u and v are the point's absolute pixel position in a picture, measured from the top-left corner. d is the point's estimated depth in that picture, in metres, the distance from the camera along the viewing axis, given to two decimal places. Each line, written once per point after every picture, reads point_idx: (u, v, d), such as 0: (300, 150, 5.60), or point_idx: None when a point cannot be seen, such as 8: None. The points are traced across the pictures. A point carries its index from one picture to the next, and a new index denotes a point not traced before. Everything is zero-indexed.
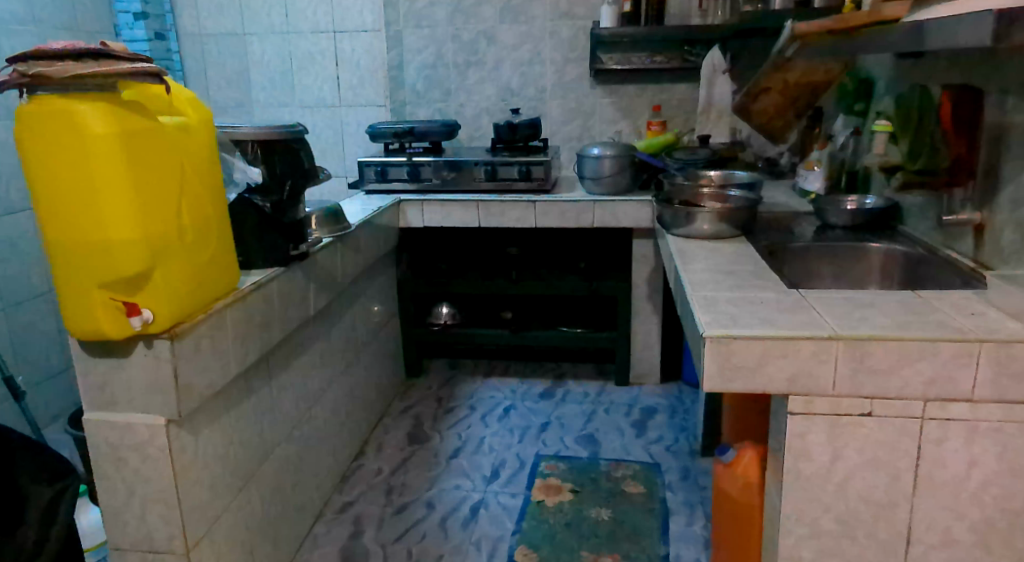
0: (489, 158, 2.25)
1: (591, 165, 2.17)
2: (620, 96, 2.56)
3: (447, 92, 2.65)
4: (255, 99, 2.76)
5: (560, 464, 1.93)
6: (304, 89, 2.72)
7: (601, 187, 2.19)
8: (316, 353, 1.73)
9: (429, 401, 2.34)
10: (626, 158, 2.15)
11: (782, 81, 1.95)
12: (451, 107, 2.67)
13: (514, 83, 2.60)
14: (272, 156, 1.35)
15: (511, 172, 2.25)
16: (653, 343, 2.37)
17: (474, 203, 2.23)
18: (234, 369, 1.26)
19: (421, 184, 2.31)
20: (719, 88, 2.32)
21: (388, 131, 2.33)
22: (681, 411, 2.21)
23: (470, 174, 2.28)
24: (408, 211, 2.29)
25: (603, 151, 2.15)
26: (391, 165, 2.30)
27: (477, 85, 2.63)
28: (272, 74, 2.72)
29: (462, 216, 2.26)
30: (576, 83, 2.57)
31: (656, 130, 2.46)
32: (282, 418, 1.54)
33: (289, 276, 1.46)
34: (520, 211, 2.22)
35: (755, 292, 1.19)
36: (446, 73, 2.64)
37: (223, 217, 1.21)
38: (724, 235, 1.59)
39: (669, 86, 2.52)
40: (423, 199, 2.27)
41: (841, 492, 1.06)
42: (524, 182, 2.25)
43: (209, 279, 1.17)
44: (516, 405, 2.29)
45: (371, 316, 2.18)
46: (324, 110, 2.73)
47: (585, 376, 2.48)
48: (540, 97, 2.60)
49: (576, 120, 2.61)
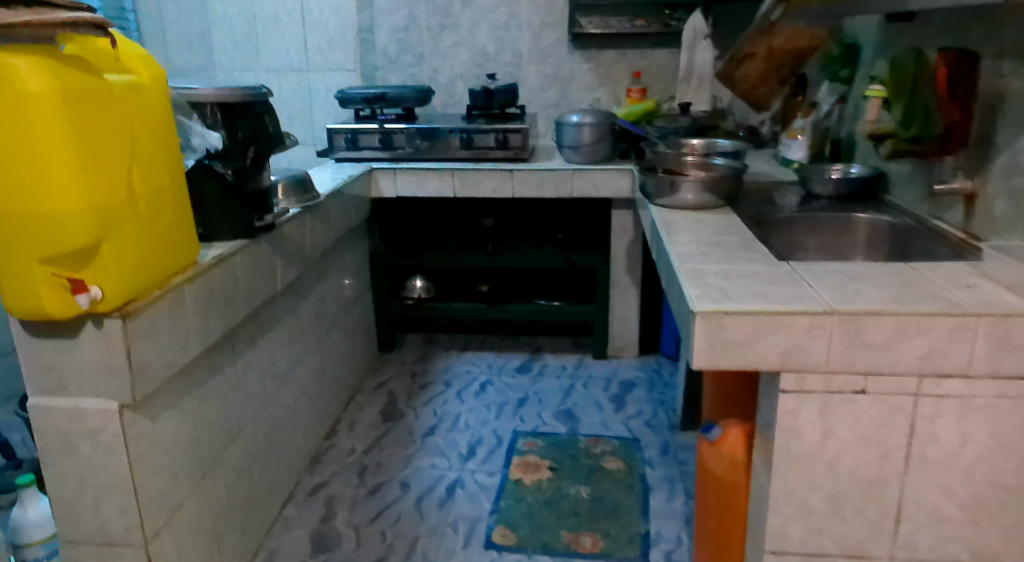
0: (464, 126, 2.16)
1: (570, 132, 2.10)
2: (599, 63, 2.48)
3: (420, 56, 2.55)
4: (217, 63, 2.63)
5: (539, 441, 1.89)
6: (269, 53, 2.59)
7: (581, 156, 2.13)
8: (285, 330, 1.65)
9: (403, 376, 2.28)
10: (608, 125, 2.09)
11: (766, 47, 1.89)
12: (424, 73, 2.57)
13: (489, 48, 2.50)
14: (234, 119, 1.25)
15: (487, 141, 2.17)
16: (631, 315, 2.33)
17: (450, 172, 2.15)
18: (195, 348, 1.19)
19: (393, 152, 2.21)
20: (702, 54, 2.25)
21: (359, 98, 2.23)
22: (661, 384, 2.18)
23: (445, 142, 2.19)
24: (382, 181, 2.19)
25: (583, 118, 2.08)
26: (362, 132, 2.20)
27: (450, 49, 2.53)
28: (235, 37, 2.59)
29: (438, 187, 2.17)
30: (553, 49, 2.48)
31: (637, 97, 2.39)
32: (248, 397, 1.47)
33: (254, 248, 1.38)
34: (496, 180, 2.14)
35: (744, 264, 1.14)
36: (419, 37, 2.53)
37: (182, 185, 1.12)
38: (708, 205, 1.54)
39: (649, 52, 2.45)
40: (396, 168, 2.17)
41: (831, 471, 1.03)
42: (501, 150, 2.18)
43: (166, 253, 1.08)
44: (493, 380, 2.24)
45: (342, 291, 2.10)
46: (291, 75, 2.61)
47: (562, 350, 2.44)
48: (517, 62, 2.51)
49: (554, 86, 2.52)
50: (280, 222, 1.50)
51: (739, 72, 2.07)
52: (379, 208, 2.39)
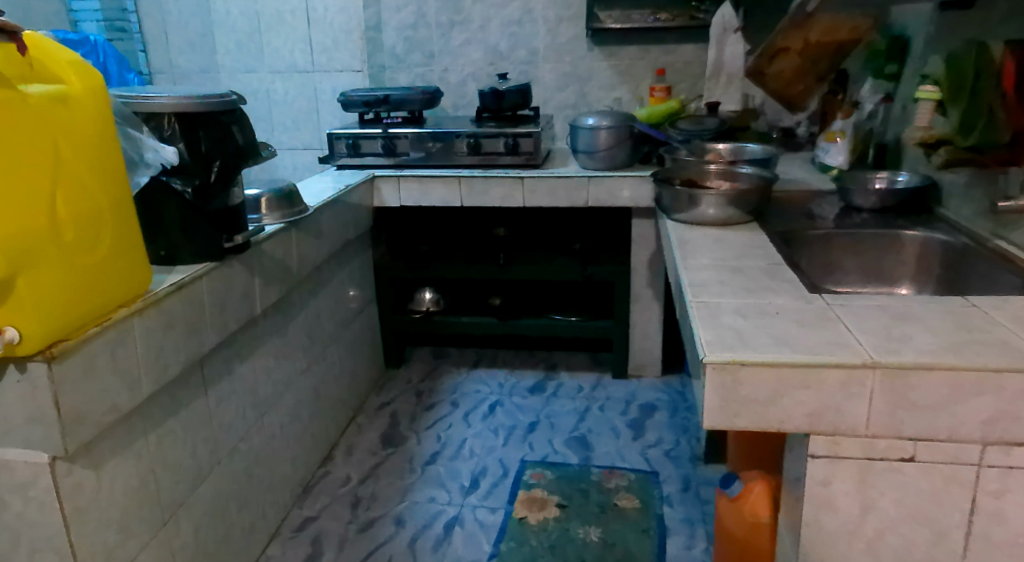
0: (471, 129, 2.02)
1: (586, 137, 1.94)
2: (620, 60, 2.31)
3: (430, 55, 2.41)
4: (221, 64, 2.53)
5: (547, 473, 1.74)
6: (274, 53, 2.49)
7: (596, 162, 1.97)
8: (270, 354, 1.53)
9: (408, 395, 2.15)
10: (625, 129, 1.92)
11: (802, 40, 1.73)
12: (434, 73, 2.43)
13: (502, 45, 2.35)
14: (194, 130, 1.14)
15: (495, 145, 2.02)
16: (653, 332, 2.16)
17: (456, 180, 2.01)
18: (147, 386, 1.07)
19: (397, 159, 2.08)
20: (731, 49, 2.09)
21: (362, 101, 2.11)
22: (684, 408, 2.01)
23: (451, 147, 2.04)
24: (385, 189, 2.07)
25: (599, 121, 1.91)
26: (364, 137, 2.07)
27: (461, 47, 2.38)
28: (238, 36, 2.49)
29: (443, 194, 2.03)
30: (570, 45, 2.32)
31: (660, 97, 2.22)
32: (222, 431, 1.35)
33: (224, 272, 1.25)
34: (505, 188, 1.99)
35: (769, 297, 0.97)
36: (428, 34, 2.39)
37: (127, 207, 1.00)
38: (733, 221, 1.36)
39: (674, 47, 2.27)
40: (400, 175, 2.05)
41: (872, 551, 0.86)
42: (510, 156, 2.02)
43: (105, 285, 0.96)
44: (502, 401, 2.10)
45: (342, 306, 1.98)
46: (297, 76, 2.50)
47: (579, 367, 2.28)
48: (532, 60, 2.36)
49: (572, 85, 2.36)
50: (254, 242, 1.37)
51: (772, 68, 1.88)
52: (385, 216, 2.26)
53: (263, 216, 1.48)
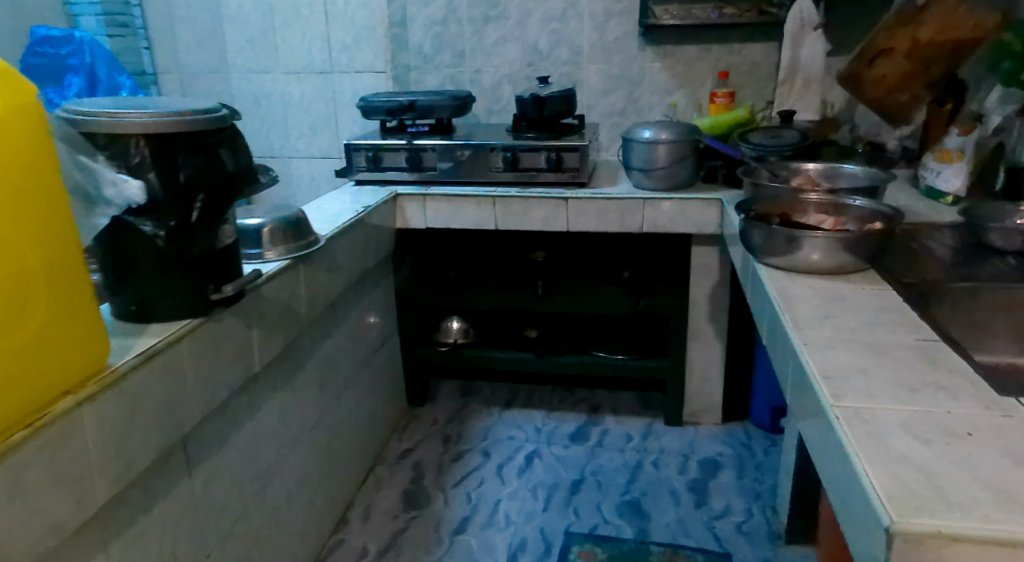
0: (509, 141, 1.75)
1: (641, 151, 1.67)
2: (676, 60, 2.04)
3: (461, 54, 2.15)
4: (231, 63, 2.29)
5: (599, 551, 1.48)
6: (289, 51, 2.25)
7: (652, 181, 1.70)
8: (273, 415, 1.29)
9: (434, 441, 1.90)
10: (688, 142, 1.65)
11: (908, 40, 1.49)
12: (465, 74, 2.17)
13: (543, 44, 2.09)
14: (173, 156, 0.89)
15: (536, 160, 1.75)
16: (713, 373, 1.89)
17: (491, 199, 1.75)
18: (108, 492, 0.82)
19: (423, 175, 1.82)
20: (809, 48, 1.81)
21: (383, 107, 1.85)
22: (753, 468, 1.74)
23: (486, 161, 1.78)
24: (409, 209, 1.81)
25: (657, 133, 1.64)
26: (386, 149, 1.82)
27: (496, 45, 2.13)
28: (250, 32, 2.25)
29: (476, 215, 1.78)
30: (619, 43, 2.05)
31: (722, 104, 1.95)
32: (214, 518, 1.10)
33: (213, 329, 1.01)
34: (547, 209, 1.73)
35: (945, 401, 0.69)
36: (459, 31, 2.13)
37: (73, 262, 0.76)
38: (844, 269, 1.08)
39: (740, 46, 2.00)
40: (426, 193, 1.79)
41: None
42: (553, 173, 1.76)
43: (33, 370, 0.71)
44: (541, 452, 1.84)
45: (360, 342, 1.73)
46: (314, 76, 2.26)
47: (626, 410, 2.01)
48: (576, 61, 2.09)
49: (621, 89, 2.09)
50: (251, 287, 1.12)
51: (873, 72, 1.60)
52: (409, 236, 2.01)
53: (268, 250, 1.25)
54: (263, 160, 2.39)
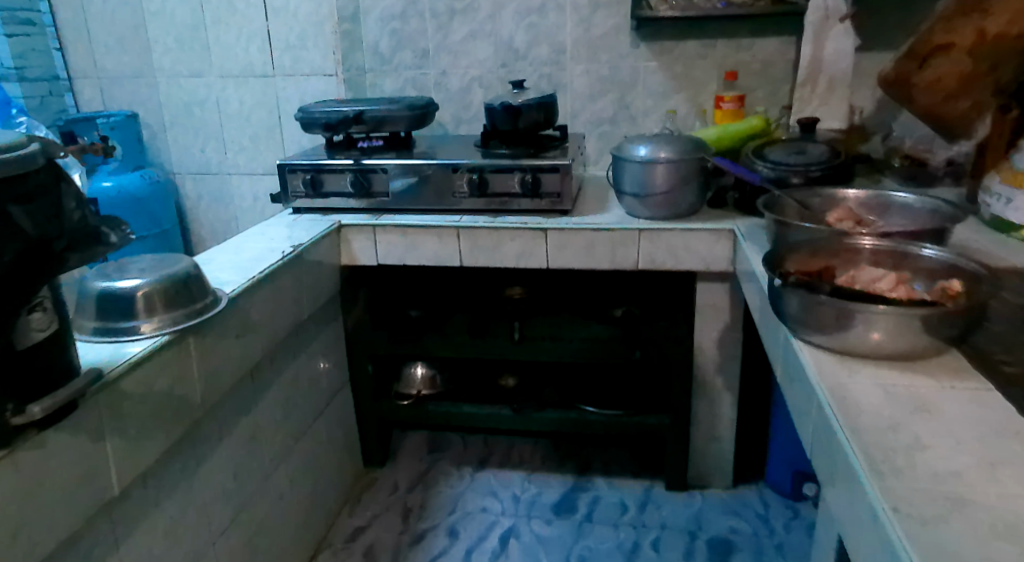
0: (475, 161, 1.44)
1: (635, 172, 1.37)
2: (674, 59, 1.74)
3: (423, 54, 1.84)
4: (158, 65, 1.98)
5: None
6: (224, 51, 1.93)
7: (649, 209, 1.39)
8: (157, 534, 0.98)
9: (392, 516, 1.60)
10: (692, 161, 1.34)
11: (973, 33, 1.20)
12: (429, 77, 1.86)
13: (518, 41, 1.79)
14: None
15: (508, 183, 1.45)
16: (722, 431, 1.59)
17: (454, 230, 1.45)
18: None
19: (373, 201, 1.52)
20: (835, 44, 1.53)
21: (326, 122, 1.55)
22: (773, 551, 1.44)
23: (448, 184, 1.47)
24: (356, 241, 1.50)
25: (653, 151, 1.34)
26: (327, 171, 1.51)
27: (465, 43, 1.82)
28: (178, 29, 1.93)
29: (437, 250, 1.47)
30: (608, 40, 1.75)
31: (732, 109, 1.68)
32: None
33: (20, 464, 0.70)
34: (522, 242, 1.43)
35: None
36: (421, 26, 1.83)
37: None
38: (920, 353, 0.78)
39: (749, 42, 1.70)
40: (376, 222, 1.48)
41: None
42: (528, 198, 1.45)
43: None
44: (518, 530, 1.54)
45: (297, 407, 1.42)
46: (254, 81, 1.94)
47: (620, 471, 1.71)
48: (558, 61, 1.79)
49: (610, 93, 1.80)
50: (93, 387, 0.81)
51: (924, 76, 1.31)
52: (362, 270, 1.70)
53: (146, 321, 0.95)
54: (199, 177, 2.08)
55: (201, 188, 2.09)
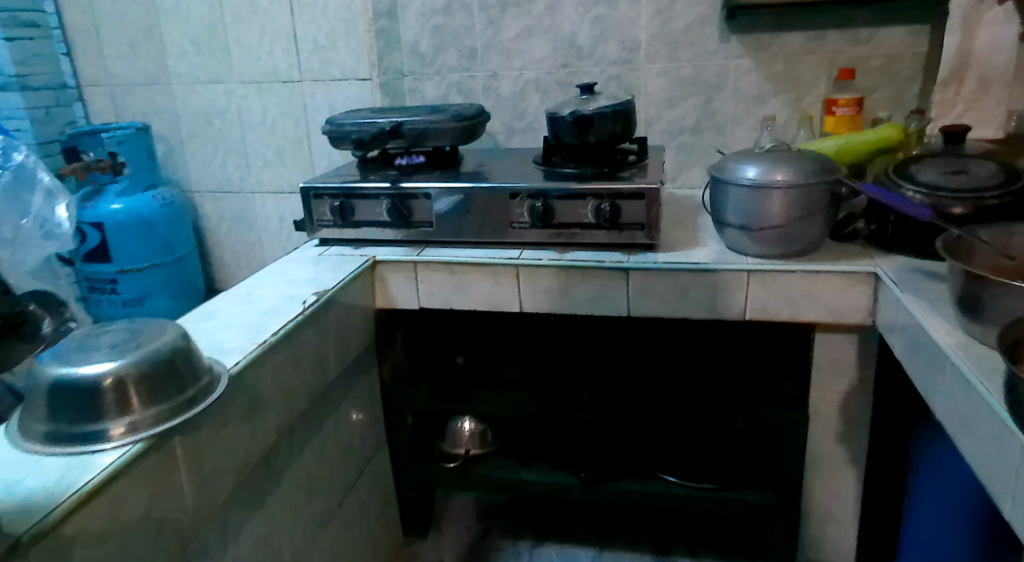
0: (538, 184, 1.17)
1: (743, 199, 1.08)
2: (773, 56, 1.45)
3: (470, 54, 1.58)
4: (173, 70, 1.76)
5: None
6: (244, 53, 1.70)
7: (759, 245, 1.10)
8: None
9: None
10: (817, 186, 1.05)
11: None
12: (477, 81, 1.60)
13: (583, 37, 1.52)
14: None
15: (579, 212, 1.17)
16: None
17: (513, 267, 1.19)
18: None
19: (413, 232, 1.26)
20: (989, 31, 1.23)
21: (359, 138, 1.29)
22: None
23: (505, 213, 1.21)
24: (394, 280, 1.25)
25: (766, 173, 1.06)
26: (358, 197, 1.25)
27: (520, 40, 1.55)
28: (194, 29, 1.71)
29: (491, 291, 1.21)
30: (690, 33, 1.47)
31: (848, 115, 1.39)
32: None
33: None
34: (597, 284, 1.16)
35: None
36: (468, 22, 1.56)
37: None
38: None
39: (867, 34, 1.39)
40: (418, 257, 1.23)
41: None
42: (604, 230, 1.17)
43: None
44: None
45: (326, 484, 1.18)
46: (278, 87, 1.71)
47: (710, 553, 1.42)
48: (630, 59, 1.51)
49: (692, 97, 1.51)
50: (20, 546, 0.56)
51: None
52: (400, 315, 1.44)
53: (117, 420, 0.70)
54: (219, 196, 1.85)
55: (222, 208, 1.86)
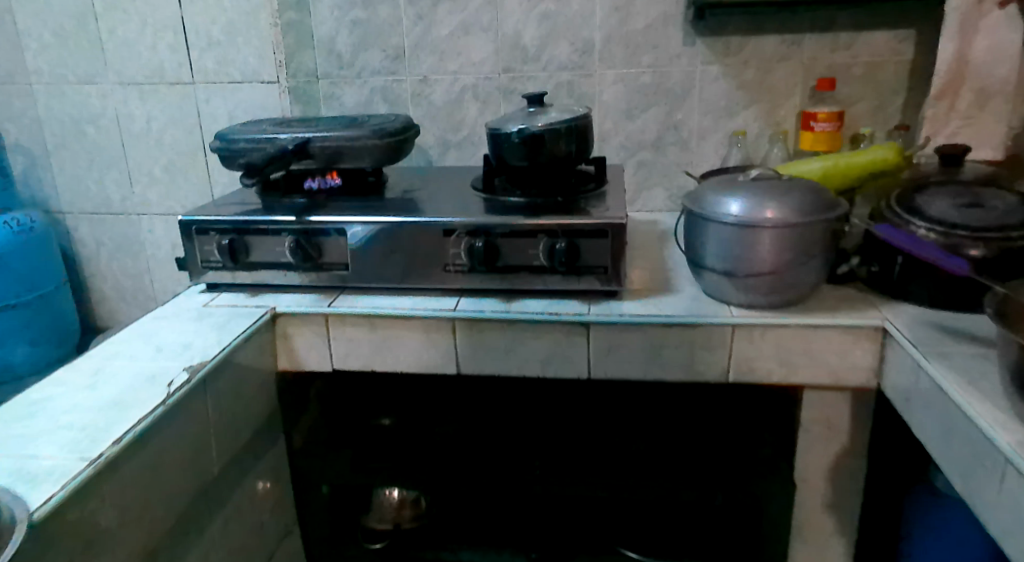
0: (478, 219, 0.95)
1: (726, 240, 0.89)
2: (743, 63, 1.27)
3: (396, 54, 1.35)
4: (33, 68, 1.45)
5: None
6: (122, 49, 1.41)
7: (747, 293, 0.91)
8: None
9: None
10: (817, 224, 0.86)
11: None
12: (405, 86, 1.36)
13: (527, 37, 1.30)
14: None
15: (529, 252, 0.96)
16: None
17: (447, 321, 0.97)
18: None
19: (324, 276, 1.02)
20: (987, 39, 1.09)
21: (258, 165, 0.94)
22: None
23: (438, 253, 0.98)
24: (300, 336, 1.01)
25: (754, 210, 0.86)
26: (253, 233, 1.00)
27: (455, 39, 1.32)
28: (58, 18, 1.41)
29: (421, 349, 0.99)
30: (651, 35, 1.27)
31: (827, 132, 1.22)
32: None
33: None
34: (552, 341, 0.96)
35: None
36: (392, 17, 1.33)
37: None
38: None
39: (848, 39, 1.23)
40: (330, 308, 0.99)
41: None
42: (558, 275, 0.96)
43: None
44: None
45: None
46: (164, 90, 1.43)
47: None
48: (582, 64, 1.31)
49: (653, 108, 1.32)
50: None
51: None
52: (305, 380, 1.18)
53: None
54: (97, 218, 1.55)
55: (100, 232, 1.57)
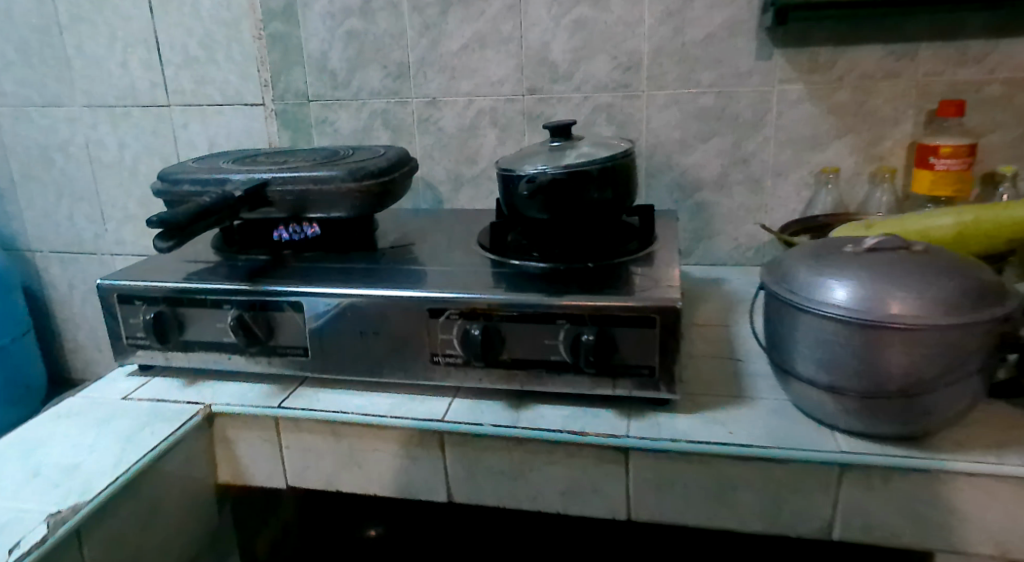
0: (475, 298, 0.70)
1: (833, 343, 0.60)
2: (836, 81, 0.98)
3: (399, 71, 1.11)
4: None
5: None
6: (89, 68, 1.22)
7: (860, 419, 0.62)
8: None
9: None
10: (978, 329, 0.56)
11: None
12: (410, 109, 1.12)
13: (557, 50, 1.05)
14: None
15: (545, 344, 0.69)
16: None
17: (432, 433, 0.71)
18: None
19: (279, 362, 0.78)
20: None
21: (172, 220, 0.69)
22: None
23: (422, 339, 0.73)
24: (244, 443, 0.77)
25: (880, 305, 0.57)
26: (188, 305, 0.77)
27: (469, 53, 1.07)
28: (21, 33, 1.22)
29: (398, 467, 0.73)
30: (714, 46, 1.00)
31: (953, 170, 0.93)
32: None
33: None
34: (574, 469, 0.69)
35: None
36: (394, 26, 1.09)
37: None
38: None
39: (979, 50, 0.93)
40: (281, 408, 0.75)
41: None
42: (585, 375, 0.69)
43: None
44: None
45: None
46: (136, 114, 1.23)
47: None
48: (626, 82, 1.04)
49: (716, 138, 1.04)
50: None
51: None
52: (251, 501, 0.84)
53: None
54: (68, 258, 1.36)
55: (72, 274, 1.37)
